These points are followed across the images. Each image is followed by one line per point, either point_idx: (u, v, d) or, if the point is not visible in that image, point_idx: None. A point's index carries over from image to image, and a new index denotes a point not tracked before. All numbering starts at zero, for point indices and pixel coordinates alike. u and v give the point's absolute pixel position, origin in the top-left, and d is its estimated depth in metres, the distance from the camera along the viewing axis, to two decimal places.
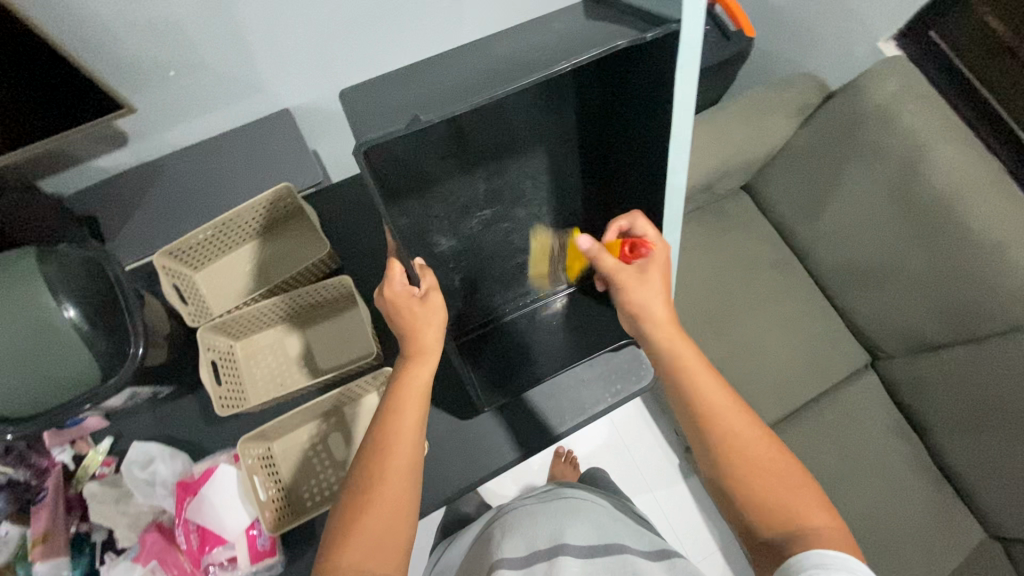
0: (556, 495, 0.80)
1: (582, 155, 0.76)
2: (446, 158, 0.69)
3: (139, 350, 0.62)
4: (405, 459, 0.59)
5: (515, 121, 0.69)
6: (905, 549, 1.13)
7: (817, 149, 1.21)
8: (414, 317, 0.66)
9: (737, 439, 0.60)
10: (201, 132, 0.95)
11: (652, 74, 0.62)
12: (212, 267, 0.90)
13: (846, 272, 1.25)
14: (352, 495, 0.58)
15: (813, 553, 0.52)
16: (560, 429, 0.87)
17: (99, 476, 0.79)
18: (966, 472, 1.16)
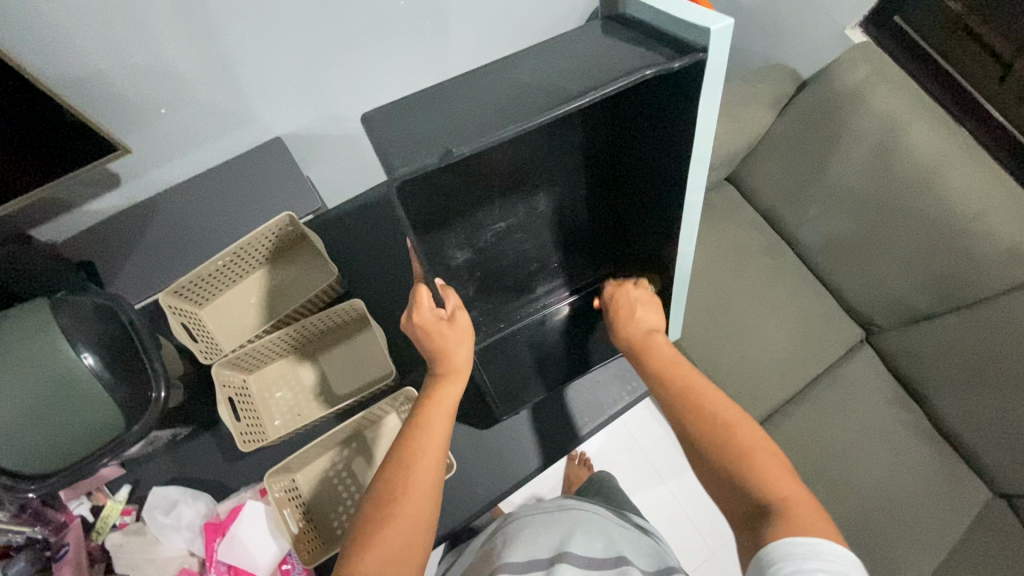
0: (567, 507, 0.82)
1: (591, 166, 0.77)
2: (465, 178, 0.69)
3: (161, 393, 0.62)
4: (427, 474, 0.58)
5: (531, 138, 0.69)
6: (918, 515, 1.16)
7: (797, 137, 1.25)
8: (444, 338, 0.68)
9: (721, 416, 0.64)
10: (192, 167, 0.94)
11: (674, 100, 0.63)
12: (217, 302, 0.89)
13: (834, 252, 1.28)
14: (372, 507, 0.57)
15: (786, 542, 0.51)
16: (583, 430, 0.95)
17: (121, 526, 0.78)
18: (966, 435, 1.20)
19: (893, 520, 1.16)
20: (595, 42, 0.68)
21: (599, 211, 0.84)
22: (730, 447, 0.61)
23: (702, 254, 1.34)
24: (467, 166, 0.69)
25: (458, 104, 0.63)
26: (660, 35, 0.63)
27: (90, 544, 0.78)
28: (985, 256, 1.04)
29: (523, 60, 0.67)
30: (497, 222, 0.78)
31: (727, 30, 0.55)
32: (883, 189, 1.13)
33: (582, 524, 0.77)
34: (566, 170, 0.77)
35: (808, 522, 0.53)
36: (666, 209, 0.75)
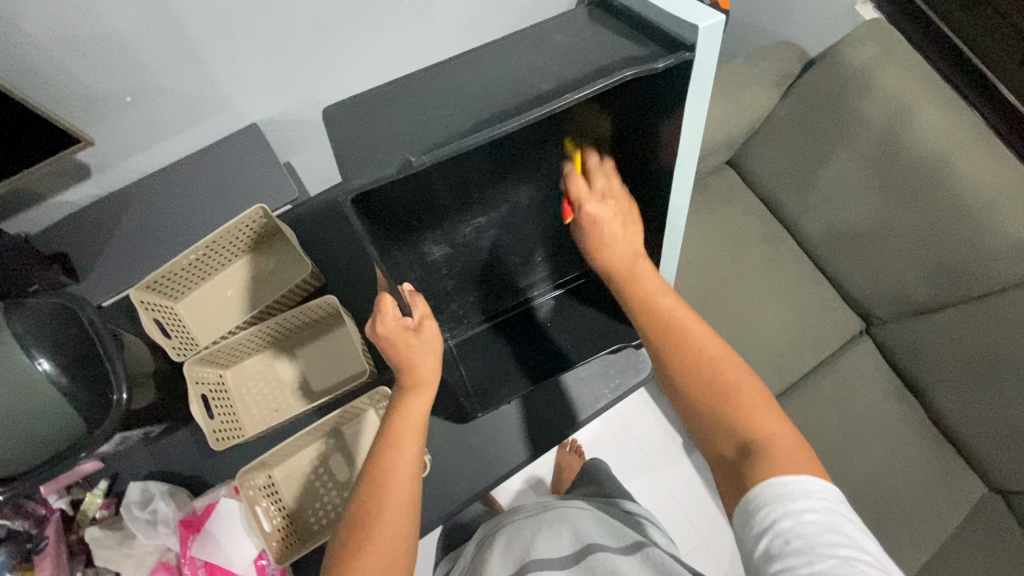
0: (551, 508, 0.77)
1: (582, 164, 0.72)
2: (441, 184, 0.64)
3: (123, 396, 0.60)
4: (402, 500, 0.58)
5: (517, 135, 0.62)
6: (910, 509, 1.14)
7: (802, 120, 1.19)
8: (409, 349, 0.65)
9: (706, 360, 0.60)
10: (163, 158, 0.91)
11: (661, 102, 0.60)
12: (194, 296, 0.88)
13: (837, 241, 1.23)
14: (347, 542, 0.56)
15: (775, 480, 0.51)
16: (583, 416, 0.93)
17: (99, 520, 0.78)
18: (964, 431, 1.17)
19: (884, 515, 1.14)
20: (578, 36, 0.65)
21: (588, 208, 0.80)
22: (720, 389, 0.58)
23: (699, 241, 1.29)
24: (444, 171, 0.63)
25: (432, 105, 0.60)
26: (649, 31, 0.60)
27: (70, 537, 0.78)
28: (988, 247, 0.99)
29: (501, 57, 0.64)
30: (478, 219, 0.73)
31: (717, 26, 0.52)
32: (887, 177, 1.08)
33: (565, 524, 0.73)
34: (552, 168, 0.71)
35: (795, 464, 0.52)
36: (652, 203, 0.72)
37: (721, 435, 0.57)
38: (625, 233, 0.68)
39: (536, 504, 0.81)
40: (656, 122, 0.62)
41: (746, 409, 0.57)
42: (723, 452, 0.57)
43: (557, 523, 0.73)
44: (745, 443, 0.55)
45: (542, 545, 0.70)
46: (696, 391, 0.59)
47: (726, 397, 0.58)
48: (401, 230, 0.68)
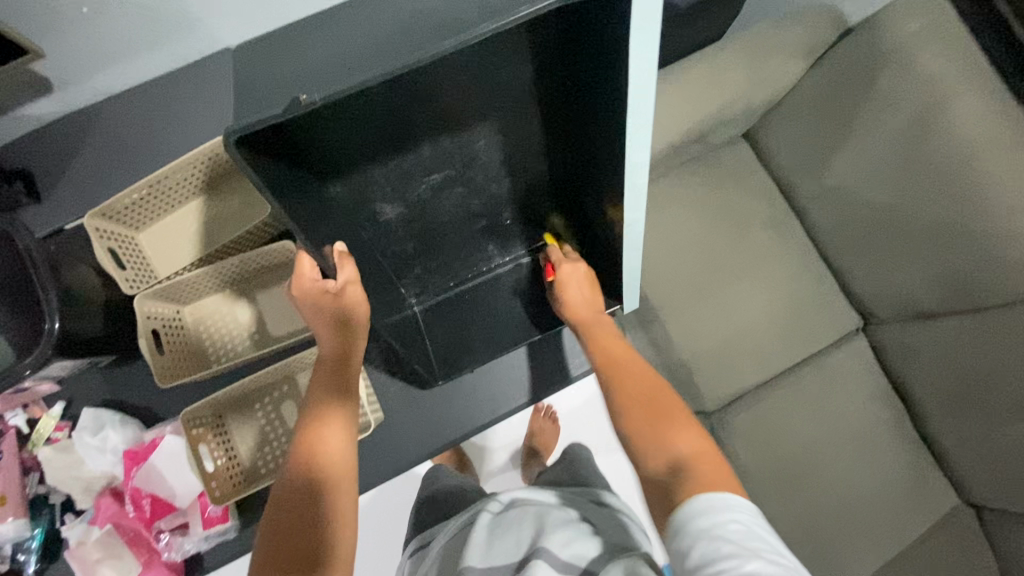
0: (517, 504, 0.69)
1: (547, 120, 0.65)
2: (379, 142, 0.59)
3: (54, 326, 0.60)
4: (340, 466, 0.61)
5: (459, 90, 0.56)
6: (876, 517, 1.12)
7: (829, 95, 1.09)
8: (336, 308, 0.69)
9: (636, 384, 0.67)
10: (131, 78, 0.86)
11: (609, 47, 0.52)
12: (156, 227, 0.85)
13: (844, 234, 1.16)
14: (284, 514, 0.57)
15: (704, 499, 0.51)
16: (575, 369, 1.00)
17: (53, 441, 0.80)
18: (947, 442, 1.13)
19: (854, 521, 1.11)
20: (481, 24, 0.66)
21: (556, 170, 0.74)
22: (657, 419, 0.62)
23: (701, 218, 1.21)
24: (373, 125, 0.56)
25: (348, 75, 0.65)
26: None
27: (24, 453, 0.80)
28: (1005, 257, 0.92)
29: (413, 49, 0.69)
30: (433, 176, 0.67)
31: None
32: (908, 170, 0.99)
33: (537, 523, 0.64)
34: (514, 123, 0.64)
35: (717, 484, 0.53)
36: (611, 175, 0.66)
37: (652, 458, 0.59)
38: (591, 295, 0.82)
39: (501, 495, 0.73)
40: (610, 75, 0.54)
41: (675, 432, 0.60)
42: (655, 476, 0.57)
43: (529, 520, 0.65)
44: (674, 469, 0.57)
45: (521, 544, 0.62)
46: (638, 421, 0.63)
47: (667, 425, 0.61)
48: (343, 192, 0.64)
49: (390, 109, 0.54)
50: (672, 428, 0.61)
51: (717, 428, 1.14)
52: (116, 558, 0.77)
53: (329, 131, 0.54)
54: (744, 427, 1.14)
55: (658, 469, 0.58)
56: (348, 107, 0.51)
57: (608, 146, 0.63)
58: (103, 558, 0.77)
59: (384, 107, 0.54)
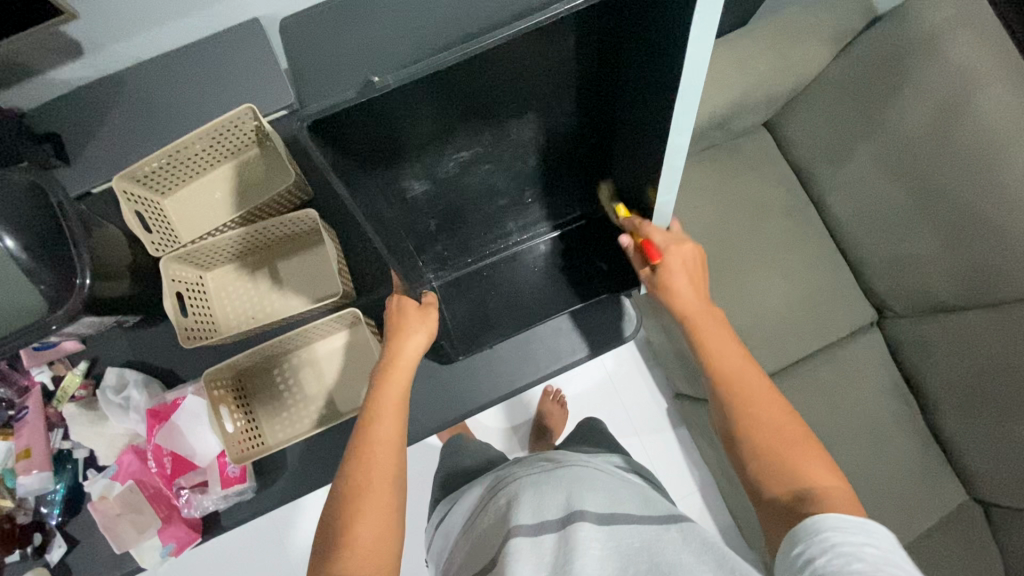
0: (568, 469, 0.64)
1: (579, 99, 0.65)
2: (424, 121, 0.59)
3: (86, 281, 0.63)
4: (391, 459, 0.59)
5: (503, 71, 0.56)
6: (880, 508, 1.12)
7: (854, 83, 1.07)
8: (408, 321, 0.73)
9: (740, 378, 0.64)
10: (160, 46, 0.86)
11: (669, 32, 0.52)
12: (181, 193, 0.87)
13: (860, 226, 1.15)
14: (341, 499, 0.57)
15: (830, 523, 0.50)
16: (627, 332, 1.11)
17: (76, 398, 0.82)
18: (957, 438, 1.12)
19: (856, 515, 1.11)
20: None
21: (582, 147, 0.74)
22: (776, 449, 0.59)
23: (717, 207, 1.21)
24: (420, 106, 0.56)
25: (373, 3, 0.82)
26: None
27: (48, 409, 0.83)
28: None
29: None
30: (463, 152, 0.68)
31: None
32: (933, 166, 0.99)
33: (581, 482, 0.62)
34: (550, 102, 0.64)
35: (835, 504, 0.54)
36: (653, 152, 0.66)
37: (772, 480, 0.58)
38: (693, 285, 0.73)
39: (548, 460, 0.69)
40: (665, 60, 0.54)
41: (791, 447, 0.59)
42: (773, 497, 0.57)
43: (573, 482, 0.62)
44: (800, 491, 0.56)
45: (564, 501, 0.59)
46: (755, 432, 0.60)
47: (784, 446, 0.59)
48: (379, 171, 0.64)
49: (445, 90, 0.55)
50: (789, 445, 0.59)
51: None
52: (135, 513, 0.79)
53: (383, 114, 0.54)
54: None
55: (775, 492, 0.58)
56: (407, 89, 0.52)
57: (651, 126, 0.63)
58: (123, 513, 0.79)
59: (439, 90, 0.54)
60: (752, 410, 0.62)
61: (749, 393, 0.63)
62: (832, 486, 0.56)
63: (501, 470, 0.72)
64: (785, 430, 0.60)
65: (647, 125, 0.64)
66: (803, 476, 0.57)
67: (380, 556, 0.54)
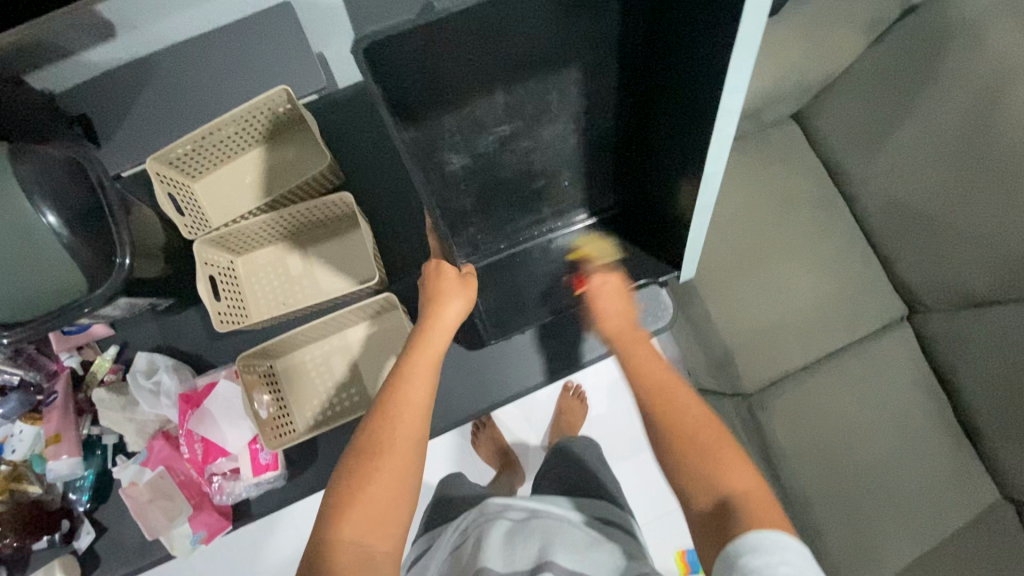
0: (537, 521, 0.62)
1: (625, 73, 0.63)
2: (464, 79, 0.58)
3: (125, 262, 0.66)
4: (413, 430, 0.58)
5: (540, 29, 0.54)
6: (902, 519, 0.97)
7: (888, 72, 1.03)
8: (448, 286, 0.72)
9: (667, 392, 0.65)
10: (195, 26, 0.83)
11: (719, 4, 0.46)
12: (210, 177, 0.88)
13: (899, 215, 1.05)
14: (356, 460, 0.55)
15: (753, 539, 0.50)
16: (616, 342, 1.10)
17: (106, 382, 0.85)
18: (998, 449, 0.97)
19: (897, 545, 0.97)
20: None
21: (625, 128, 0.72)
22: (695, 457, 0.58)
23: (745, 197, 1.13)
24: (458, 54, 0.55)
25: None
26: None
27: (79, 395, 0.85)
28: None
29: None
30: (502, 125, 0.67)
31: None
32: (964, 167, 0.93)
33: (558, 536, 0.59)
34: (594, 77, 0.63)
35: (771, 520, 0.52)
36: (697, 144, 0.60)
37: (697, 486, 0.57)
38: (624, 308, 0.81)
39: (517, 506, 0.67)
40: (712, 36, 0.49)
41: (722, 450, 0.58)
42: (698, 511, 0.55)
43: (549, 534, 0.60)
44: (720, 499, 0.55)
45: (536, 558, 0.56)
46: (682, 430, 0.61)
47: (709, 453, 0.58)
48: (422, 138, 0.65)
49: (483, 43, 0.54)
50: (708, 448, 0.59)
51: (756, 412, 1.04)
52: (166, 500, 0.81)
53: (427, 66, 0.55)
54: (780, 425, 1.03)
55: (702, 504, 0.56)
56: (442, 40, 0.53)
57: (691, 113, 0.58)
58: (154, 499, 0.81)
59: (475, 43, 0.54)
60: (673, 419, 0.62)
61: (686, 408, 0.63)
62: (752, 495, 0.55)
63: (482, 504, 0.69)
64: (708, 437, 0.60)
65: (687, 111, 0.59)
66: (725, 485, 0.55)
67: (388, 522, 0.53)
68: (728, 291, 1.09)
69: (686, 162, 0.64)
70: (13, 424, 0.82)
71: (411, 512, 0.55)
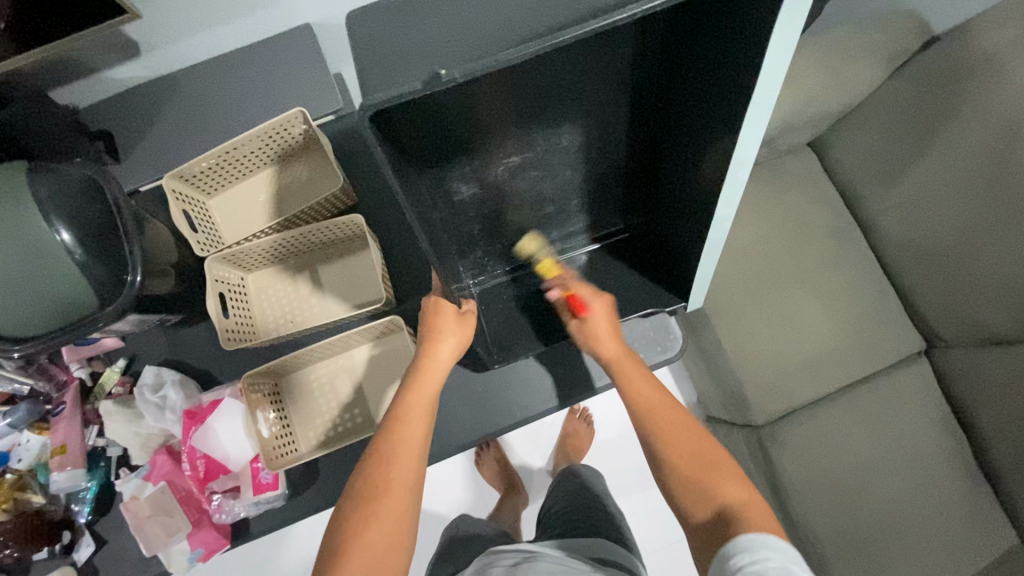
0: (530, 565, 0.60)
1: (633, 105, 0.63)
2: (478, 120, 0.58)
3: (136, 279, 0.69)
4: (408, 470, 0.58)
5: (553, 75, 0.54)
6: (912, 560, 0.94)
7: (908, 103, 1.01)
8: (444, 323, 0.70)
9: (654, 407, 0.65)
10: (213, 48, 0.85)
11: (730, 68, 0.50)
12: (225, 194, 0.89)
13: (917, 249, 1.02)
14: (355, 503, 0.55)
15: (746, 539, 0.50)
16: (599, 384, 1.00)
17: (113, 394, 0.87)
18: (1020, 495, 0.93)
19: None
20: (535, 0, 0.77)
21: (635, 160, 0.72)
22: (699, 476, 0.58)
23: (757, 224, 1.12)
24: (465, 107, 0.55)
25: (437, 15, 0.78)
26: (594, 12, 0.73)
27: (85, 406, 0.87)
28: None
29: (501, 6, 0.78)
30: (512, 156, 0.67)
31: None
32: (985, 204, 0.90)
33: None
34: (604, 109, 0.63)
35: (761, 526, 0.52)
36: (709, 188, 0.63)
37: (695, 502, 0.57)
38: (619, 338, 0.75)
39: (515, 554, 0.64)
40: (727, 95, 0.52)
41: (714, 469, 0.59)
42: (697, 520, 0.56)
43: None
44: (721, 511, 0.55)
45: None
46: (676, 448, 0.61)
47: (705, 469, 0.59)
48: (428, 168, 0.64)
49: (509, 84, 0.53)
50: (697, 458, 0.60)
51: (766, 445, 1.02)
52: (166, 516, 0.83)
53: (436, 121, 0.55)
54: (787, 462, 1.00)
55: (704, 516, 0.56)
56: (464, 92, 0.52)
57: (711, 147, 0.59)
58: (153, 514, 0.83)
59: (490, 98, 0.55)
60: (664, 434, 0.63)
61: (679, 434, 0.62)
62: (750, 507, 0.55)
63: (487, 554, 0.67)
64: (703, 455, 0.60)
65: (700, 155, 0.62)
66: (718, 492, 0.56)
67: (385, 568, 0.52)
68: (737, 319, 1.07)
69: (699, 187, 0.65)
70: (19, 434, 0.84)
71: (408, 555, 0.55)
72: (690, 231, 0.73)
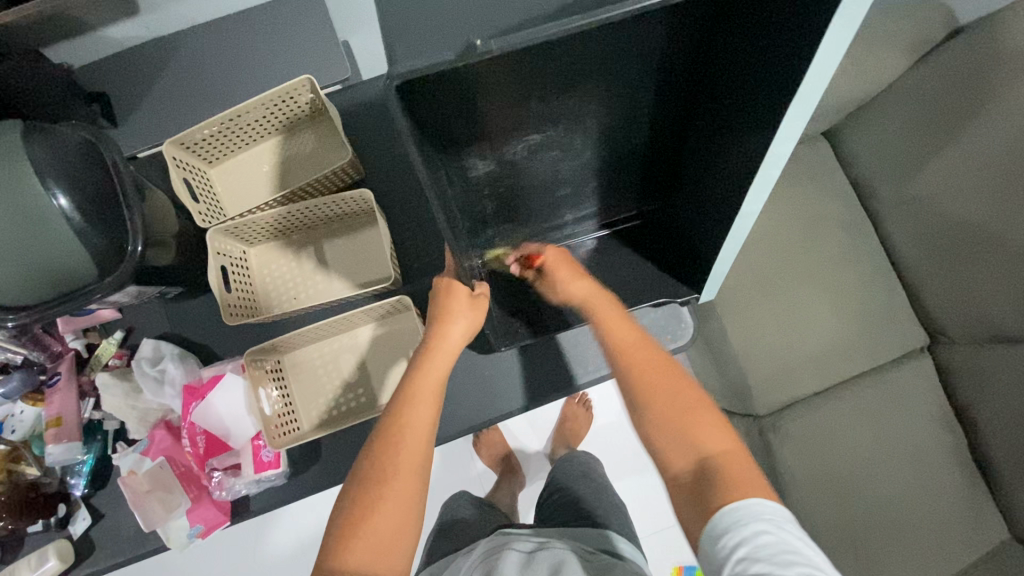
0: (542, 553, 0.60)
1: (661, 88, 0.61)
2: (506, 93, 0.56)
3: (137, 248, 0.66)
4: (418, 452, 0.56)
5: (586, 52, 0.52)
6: (904, 552, 0.94)
7: (927, 93, 0.99)
8: (456, 305, 0.69)
9: (630, 350, 0.62)
10: (215, 9, 0.82)
11: (774, 55, 0.47)
12: (227, 164, 0.86)
13: (927, 243, 1.01)
14: (364, 485, 0.54)
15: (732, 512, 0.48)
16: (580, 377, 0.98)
17: (110, 366, 0.85)
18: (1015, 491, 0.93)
19: None
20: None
21: (656, 145, 0.71)
22: (684, 424, 0.55)
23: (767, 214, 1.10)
24: (494, 79, 0.53)
25: None
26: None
27: (81, 377, 0.85)
28: None
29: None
30: (532, 135, 0.65)
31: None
32: (998, 199, 0.89)
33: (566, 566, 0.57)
34: (633, 89, 0.60)
35: (746, 485, 0.50)
36: (737, 184, 0.60)
37: (672, 450, 0.54)
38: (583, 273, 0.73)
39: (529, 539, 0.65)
40: (769, 93, 0.50)
41: (691, 414, 0.56)
42: (677, 474, 0.54)
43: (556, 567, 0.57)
44: (704, 466, 0.52)
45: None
46: (650, 385, 0.58)
47: (682, 411, 0.56)
48: (446, 142, 0.61)
49: (541, 62, 0.52)
50: (673, 402, 0.57)
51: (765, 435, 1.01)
52: (164, 492, 0.83)
53: (468, 90, 0.53)
54: (786, 453, 1.00)
55: (682, 470, 0.53)
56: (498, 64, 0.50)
57: (741, 137, 0.57)
58: (152, 490, 0.82)
59: (520, 72, 0.53)
60: (650, 392, 0.58)
61: (661, 388, 0.58)
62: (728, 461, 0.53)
63: (499, 536, 0.69)
64: (682, 399, 0.57)
65: (726, 146, 0.60)
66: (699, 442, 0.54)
67: (391, 551, 0.51)
68: (743, 309, 1.06)
69: (723, 179, 0.63)
70: (15, 404, 0.83)
71: (416, 540, 0.54)
72: (708, 225, 0.71)
